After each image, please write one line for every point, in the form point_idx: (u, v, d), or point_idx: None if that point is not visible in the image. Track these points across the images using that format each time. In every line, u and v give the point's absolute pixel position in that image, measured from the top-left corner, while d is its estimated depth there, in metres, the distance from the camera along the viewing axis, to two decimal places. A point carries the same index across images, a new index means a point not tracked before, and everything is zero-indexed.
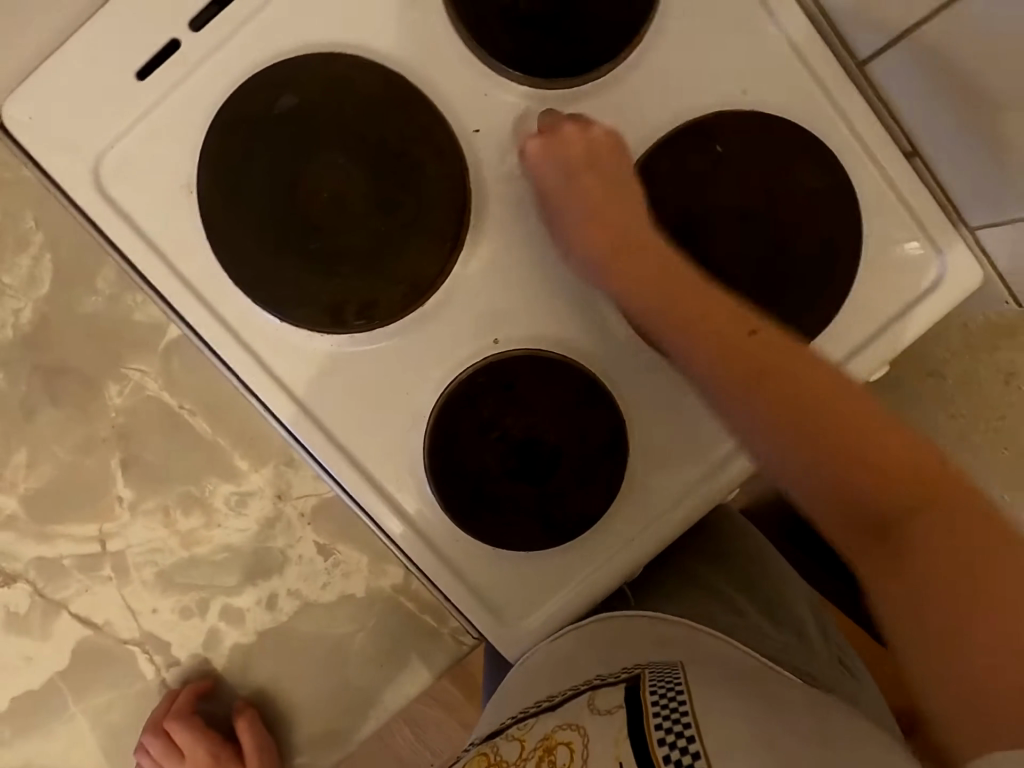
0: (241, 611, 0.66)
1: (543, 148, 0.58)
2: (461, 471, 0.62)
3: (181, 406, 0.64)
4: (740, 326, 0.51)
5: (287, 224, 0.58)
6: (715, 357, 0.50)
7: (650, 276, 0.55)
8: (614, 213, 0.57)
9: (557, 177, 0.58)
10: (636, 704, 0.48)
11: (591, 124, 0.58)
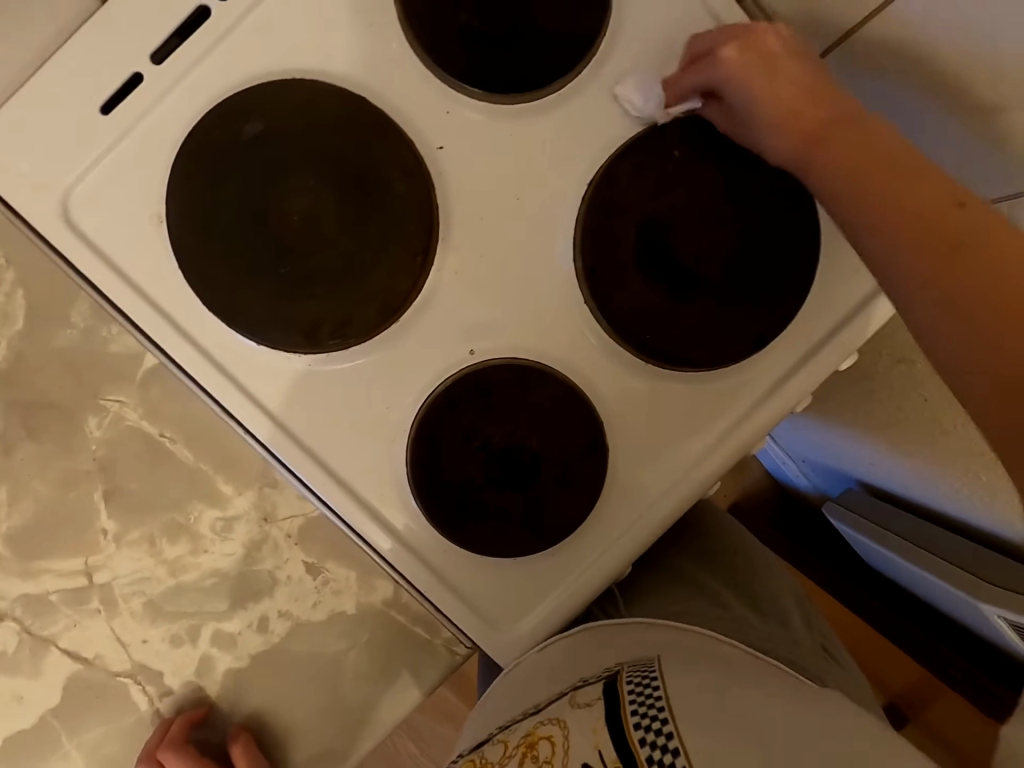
0: (232, 636, 0.66)
1: (740, 52, 0.54)
2: (445, 481, 0.63)
3: (162, 435, 0.65)
4: (948, 197, 0.43)
5: (259, 248, 0.59)
6: (874, 211, 0.45)
7: (833, 142, 0.49)
8: (799, 96, 0.52)
9: (737, 74, 0.54)
10: (614, 700, 0.49)
11: (757, 36, 0.54)
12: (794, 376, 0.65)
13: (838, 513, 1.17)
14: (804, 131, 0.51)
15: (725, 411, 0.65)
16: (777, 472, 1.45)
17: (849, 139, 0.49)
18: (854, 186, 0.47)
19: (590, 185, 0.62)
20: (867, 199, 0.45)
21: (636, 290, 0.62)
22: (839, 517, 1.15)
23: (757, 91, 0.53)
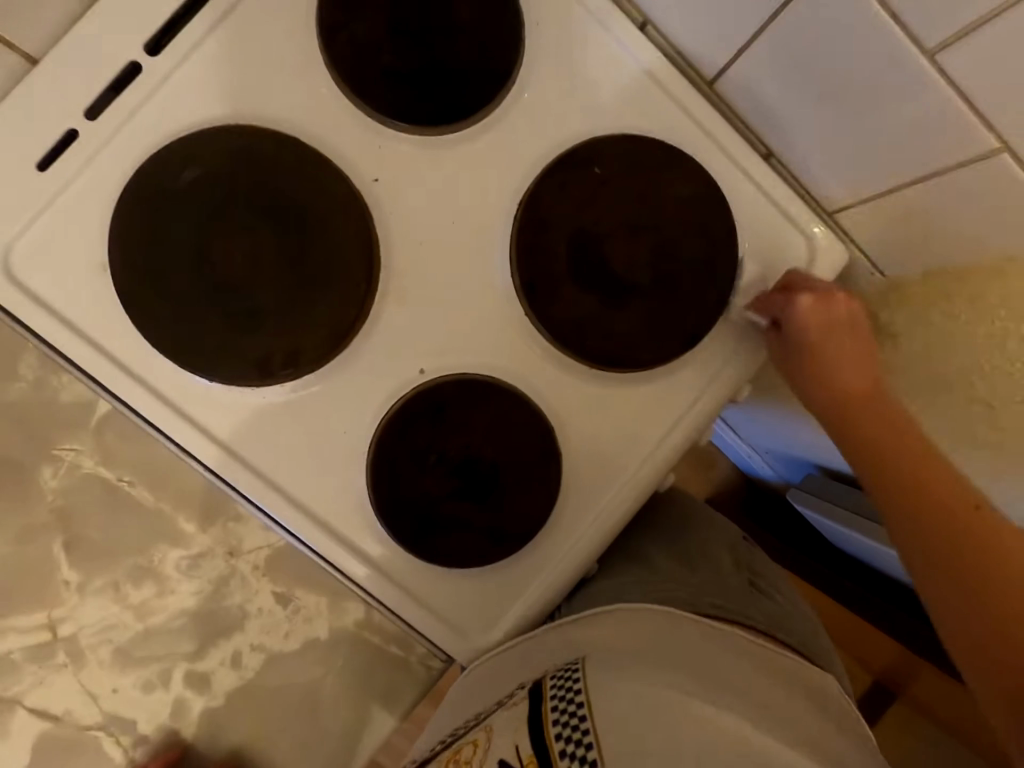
0: (205, 675, 0.66)
1: (815, 305, 0.61)
2: (405, 498, 0.64)
3: (120, 479, 0.64)
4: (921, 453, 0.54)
5: (205, 288, 0.61)
6: (874, 447, 0.55)
7: (853, 379, 0.59)
8: (848, 366, 0.59)
9: (812, 326, 0.61)
10: (538, 701, 0.51)
11: (830, 297, 0.62)
12: (727, 367, 0.69)
13: (802, 500, 1.22)
14: (821, 337, 0.61)
15: (669, 406, 0.69)
16: (743, 463, 1.50)
17: (882, 422, 0.56)
18: (879, 463, 0.54)
19: (520, 204, 0.65)
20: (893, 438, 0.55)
21: (573, 299, 0.66)
22: (807, 504, 1.21)
23: (806, 320, 0.61)
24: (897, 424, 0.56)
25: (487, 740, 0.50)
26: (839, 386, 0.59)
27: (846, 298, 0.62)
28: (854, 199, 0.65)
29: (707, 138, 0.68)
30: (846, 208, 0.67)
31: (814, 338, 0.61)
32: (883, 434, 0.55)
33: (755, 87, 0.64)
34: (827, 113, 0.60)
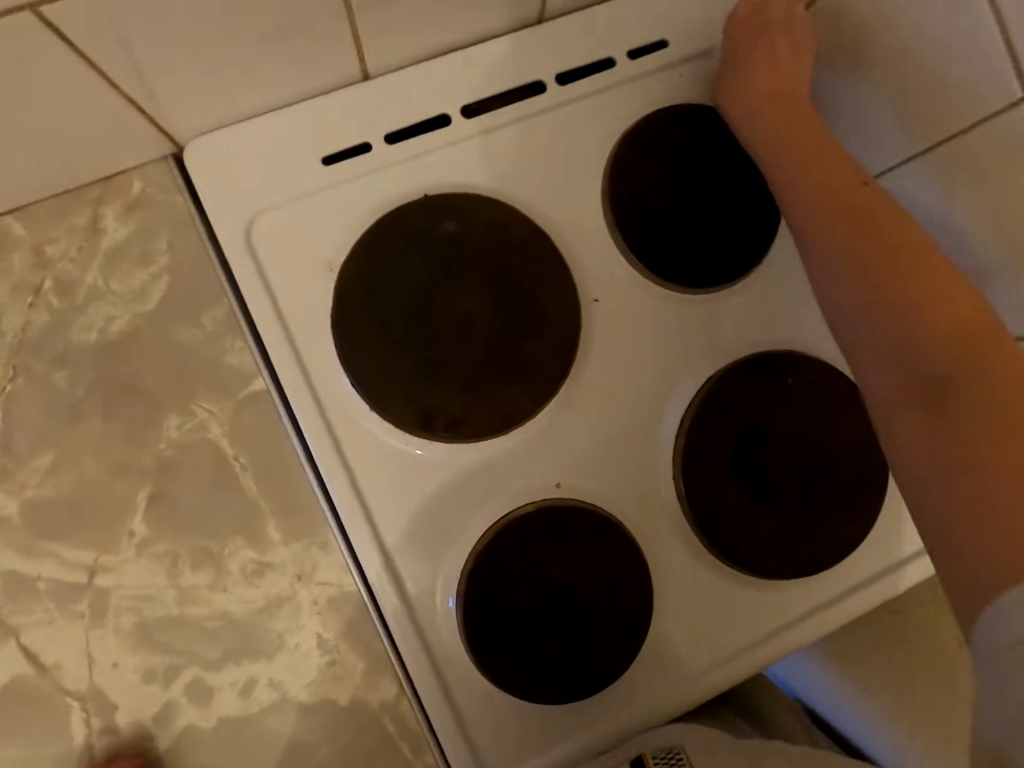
0: (210, 690, 0.61)
1: (827, 211, 0.58)
2: (491, 604, 0.62)
3: (235, 459, 0.62)
4: (857, 185, 0.59)
5: (410, 328, 0.62)
6: (849, 254, 0.55)
7: (828, 183, 0.59)
8: (882, 236, 0.55)
9: (747, 26, 0.67)
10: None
11: (857, 253, 0.55)
12: (829, 608, 0.69)
13: None
14: (774, 119, 0.63)
15: (762, 620, 0.68)
16: None
17: (845, 188, 0.58)
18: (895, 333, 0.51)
19: (709, 378, 0.68)
20: (860, 253, 0.55)
21: (722, 484, 0.66)
22: None
23: (847, 251, 0.55)
24: (869, 246, 0.55)
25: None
26: (820, 196, 0.59)
27: (857, 190, 0.58)
28: None
29: None
30: None
31: (735, 73, 0.66)
32: (876, 247, 0.54)
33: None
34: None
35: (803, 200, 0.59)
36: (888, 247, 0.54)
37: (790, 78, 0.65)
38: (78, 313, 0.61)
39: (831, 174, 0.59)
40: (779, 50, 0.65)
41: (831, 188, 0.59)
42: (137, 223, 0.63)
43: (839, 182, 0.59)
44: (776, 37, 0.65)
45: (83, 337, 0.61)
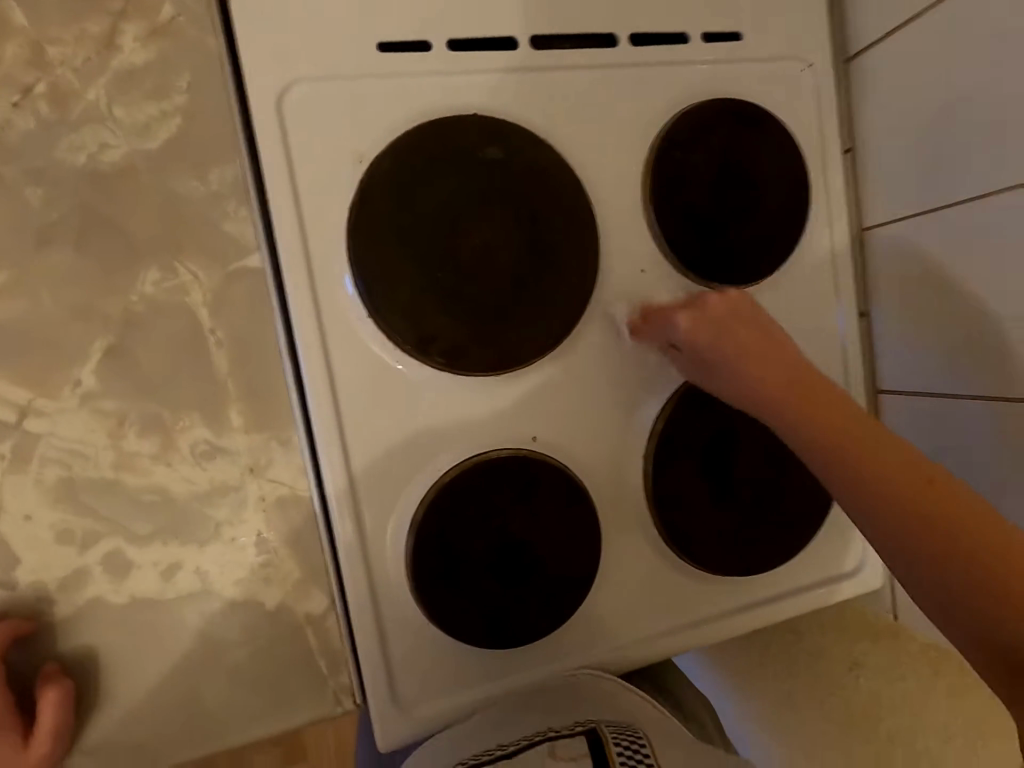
0: (128, 565, 0.57)
1: (903, 521, 0.49)
2: (444, 539, 0.61)
3: (210, 332, 0.58)
4: (916, 469, 0.50)
5: (429, 244, 0.59)
6: (930, 563, 0.47)
7: (829, 429, 0.54)
8: (958, 542, 0.46)
9: (705, 331, 0.61)
10: (601, 749, 0.56)
11: (945, 581, 0.46)
12: (751, 611, 0.73)
13: None
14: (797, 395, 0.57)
15: (689, 608, 0.71)
16: None
17: (840, 418, 0.55)
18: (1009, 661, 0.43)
19: None
20: (940, 561, 0.47)
21: (688, 475, 0.68)
22: None
23: (939, 583, 0.47)
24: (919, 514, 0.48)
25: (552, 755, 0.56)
26: (822, 454, 0.54)
27: (924, 486, 0.49)
28: None
29: None
30: None
31: (722, 356, 0.61)
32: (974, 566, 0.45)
33: (900, 414, 0.77)
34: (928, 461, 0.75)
35: (862, 496, 0.51)
36: (963, 525, 0.47)
37: (762, 329, 0.61)
38: (69, 131, 0.55)
39: (890, 476, 0.50)
40: (734, 312, 0.62)
41: (843, 466, 0.52)
42: (158, 51, 0.57)
43: (849, 449, 0.53)
44: (737, 322, 0.61)
45: (68, 157, 0.55)
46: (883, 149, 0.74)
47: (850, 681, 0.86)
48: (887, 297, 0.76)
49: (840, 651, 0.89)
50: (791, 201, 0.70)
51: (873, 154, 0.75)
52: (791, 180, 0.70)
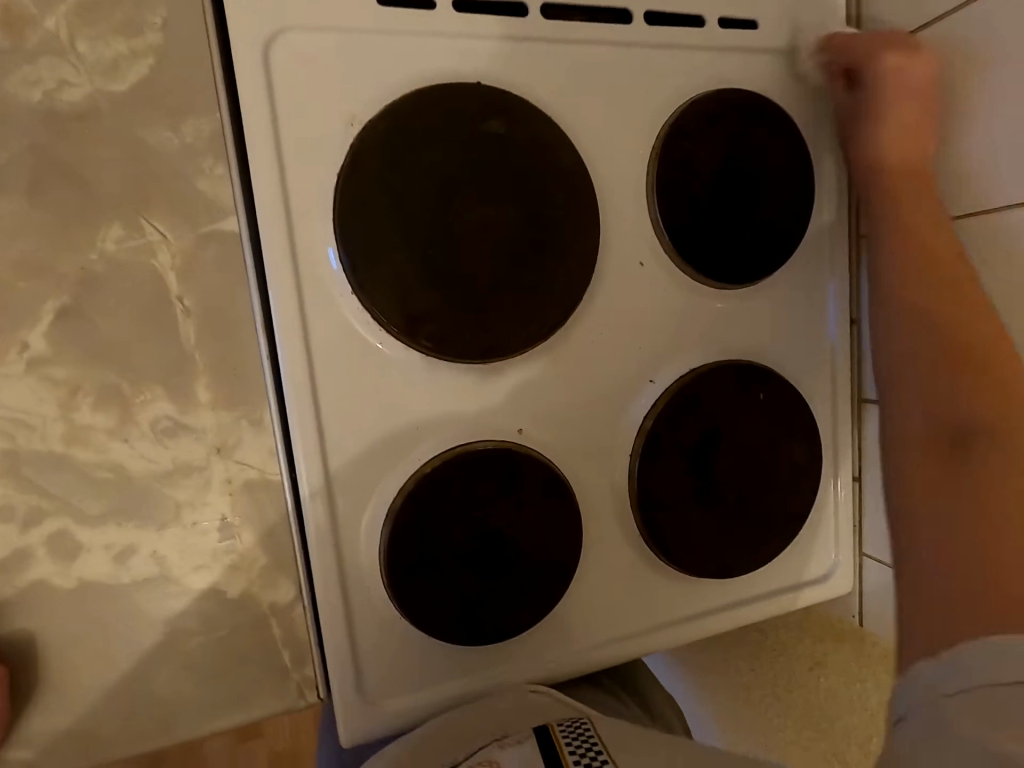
0: (77, 548, 0.52)
1: (931, 348, 0.51)
2: (421, 530, 0.58)
3: (178, 300, 0.53)
4: (988, 332, 0.51)
5: (423, 218, 0.55)
6: (945, 363, 0.50)
7: (935, 264, 0.56)
8: (982, 384, 0.47)
9: (884, 78, 0.63)
10: (549, 743, 0.52)
11: (931, 406, 0.49)
12: (723, 612, 0.73)
13: None
14: (891, 169, 0.63)
15: (664, 609, 0.70)
16: None
17: (951, 269, 0.56)
18: (938, 451, 0.46)
19: (693, 370, 0.67)
20: (963, 377, 0.48)
21: (674, 474, 0.67)
22: None
23: (917, 405, 0.49)
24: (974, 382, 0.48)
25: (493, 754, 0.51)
26: (921, 283, 0.56)
27: (987, 347, 0.50)
28: (889, 559, 0.78)
29: (832, 440, 0.76)
30: (877, 560, 0.80)
31: (882, 110, 0.63)
32: (965, 391, 0.48)
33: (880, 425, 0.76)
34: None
35: (911, 306, 0.55)
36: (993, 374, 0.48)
37: (919, 145, 0.63)
38: (24, 63, 0.49)
39: (950, 310, 0.53)
40: (909, 105, 0.63)
41: (939, 293, 0.54)
42: None
43: (935, 293, 0.55)
44: (906, 107, 0.63)
45: (22, 92, 0.49)
46: None
47: (808, 680, 0.89)
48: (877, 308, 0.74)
49: (802, 651, 0.90)
50: (797, 201, 0.68)
51: None
52: (799, 179, 0.68)
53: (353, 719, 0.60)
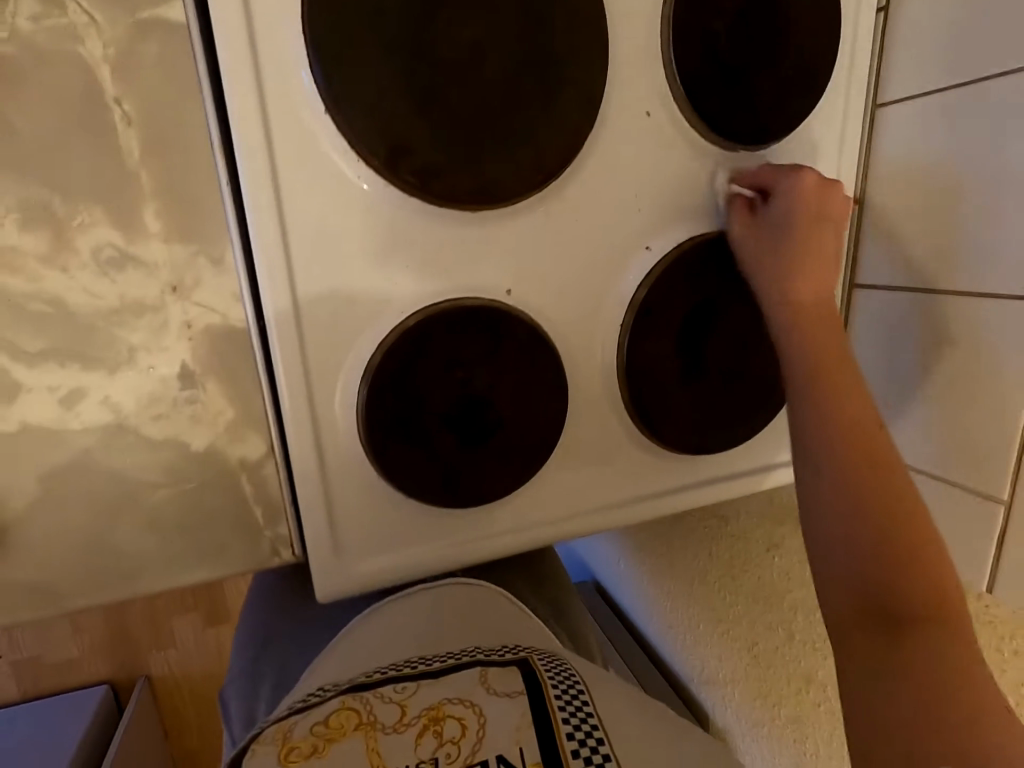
0: (17, 388, 0.47)
1: (855, 487, 0.51)
2: (403, 388, 0.55)
3: (114, 103, 0.45)
4: (895, 479, 0.51)
5: (409, 25, 0.47)
6: (862, 504, 0.50)
7: (848, 415, 0.54)
8: (899, 526, 0.49)
9: (800, 204, 0.60)
10: (542, 699, 0.50)
11: (853, 538, 0.49)
12: (699, 488, 0.74)
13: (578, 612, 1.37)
14: (806, 296, 0.59)
15: (644, 482, 0.71)
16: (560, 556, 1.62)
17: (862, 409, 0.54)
18: (870, 593, 0.47)
19: (693, 237, 0.63)
20: (880, 533, 0.49)
21: (665, 348, 0.65)
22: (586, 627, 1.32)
23: (840, 555, 0.50)
24: (895, 549, 0.48)
25: (473, 720, 0.49)
26: (833, 433, 0.53)
27: (906, 485, 0.51)
28: None
29: None
30: None
31: (785, 237, 0.60)
32: (881, 539, 0.49)
33: (865, 314, 0.73)
34: (877, 370, 0.73)
35: (826, 471, 0.52)
36: (908, 525, 0.49)
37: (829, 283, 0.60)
38: None
39: (868, 467, 0.52)
40: (829, 236, 0.60)
41: (863, 428, 0.53)
42: None
43: (850, 437, 0.53)
44: (815, 227, 0.60)
45: None
46: (917, 10, 0.63)
47: (766, 561, 0.95)
48: (885, 194, 0.69)
49: (761, 535, 0.96)
50: (822, 55, 0.62)
51: (907, 15, 0.64)
52: (827, 28, 0.61)
53: (332, 575, 0.60)
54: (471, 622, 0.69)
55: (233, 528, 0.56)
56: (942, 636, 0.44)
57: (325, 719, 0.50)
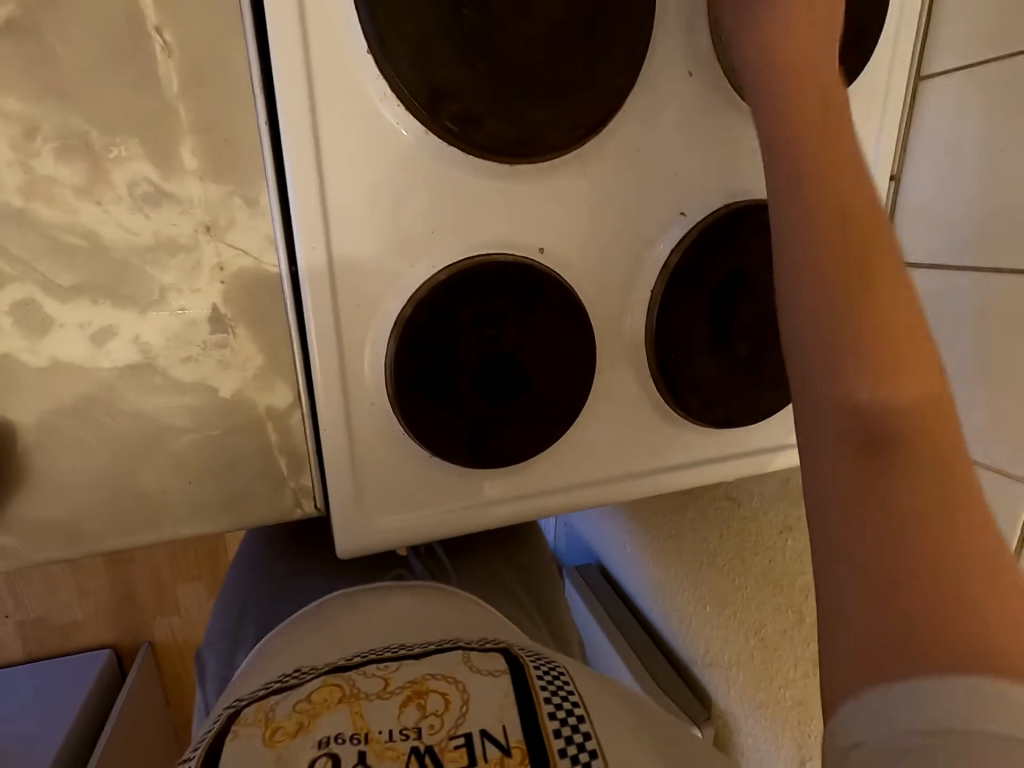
0: (49, 322, 0.47)
1: (837, 285, 0.36)
2: (433, 343, 0.55)
3: (156, 32, 0.44)
4: (891, 281, 0.36)
5: None
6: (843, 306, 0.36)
7: (828, 197, 0.39)
8: (895, 344, 0.35)
9: None
10: (522, 675, 0.50)
11: (835, 352, 0.35)
12: (721, 464, 0.73)
13: (582, 593, 1.37)
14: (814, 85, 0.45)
15: (665, 454, 0.70)
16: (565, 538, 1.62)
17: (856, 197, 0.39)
18: (846, 424, 0.34)
19: (728, 205, 0.62)
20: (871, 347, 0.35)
21: (694, 318, 0.63)
22: (590, 609, 1.32)
23: (817, 373, 0.36)
24: (881, 358, 0.34)
25: (457, 696, 0.47)
26: (813, 213, 0.39)
27: (903, 291, 0.36)
28: None
29: None
30: None
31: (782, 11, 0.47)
32: (869, 356, 0.34)
33: None
34: None
35: (805, 266, 0.38)
36: (893, 334, 0.35)
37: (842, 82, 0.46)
38: None
39: (856, 268, 0.37)
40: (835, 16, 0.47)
41: (855, 225, 0.38)
42: None
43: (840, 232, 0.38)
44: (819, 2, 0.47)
45: None
46: None
47: (778, 543, 0.94)
48: (923, 167, 0.67)
49: (774, 518, 0.95)
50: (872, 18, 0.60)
51: None
52: None
53: (353, 530, 0.60)
54: (448, 615, 0.64)
55: (256, 477, 0.56)
56: (950, 490, 0.32)
57: (308, 697, 0.48)
